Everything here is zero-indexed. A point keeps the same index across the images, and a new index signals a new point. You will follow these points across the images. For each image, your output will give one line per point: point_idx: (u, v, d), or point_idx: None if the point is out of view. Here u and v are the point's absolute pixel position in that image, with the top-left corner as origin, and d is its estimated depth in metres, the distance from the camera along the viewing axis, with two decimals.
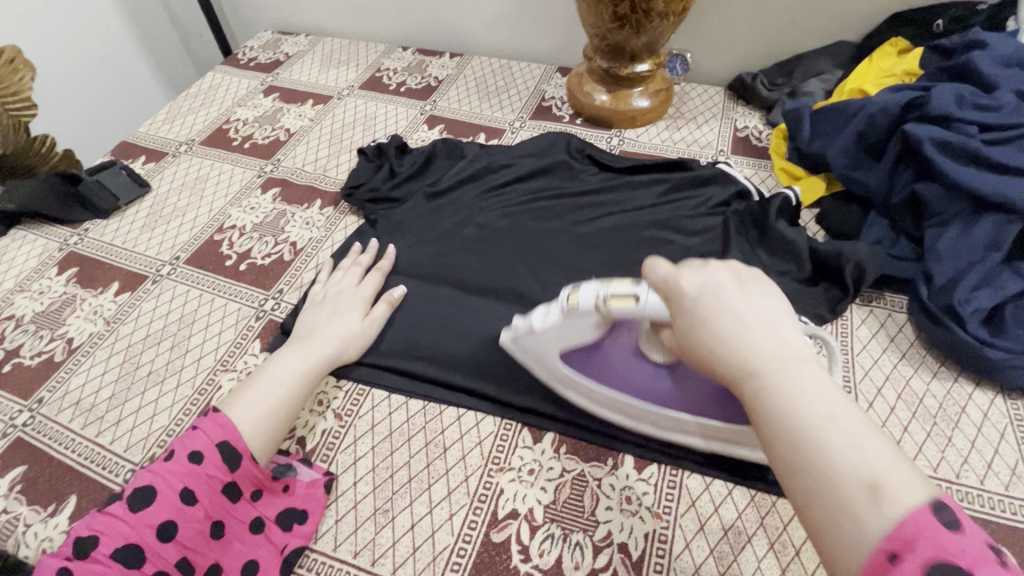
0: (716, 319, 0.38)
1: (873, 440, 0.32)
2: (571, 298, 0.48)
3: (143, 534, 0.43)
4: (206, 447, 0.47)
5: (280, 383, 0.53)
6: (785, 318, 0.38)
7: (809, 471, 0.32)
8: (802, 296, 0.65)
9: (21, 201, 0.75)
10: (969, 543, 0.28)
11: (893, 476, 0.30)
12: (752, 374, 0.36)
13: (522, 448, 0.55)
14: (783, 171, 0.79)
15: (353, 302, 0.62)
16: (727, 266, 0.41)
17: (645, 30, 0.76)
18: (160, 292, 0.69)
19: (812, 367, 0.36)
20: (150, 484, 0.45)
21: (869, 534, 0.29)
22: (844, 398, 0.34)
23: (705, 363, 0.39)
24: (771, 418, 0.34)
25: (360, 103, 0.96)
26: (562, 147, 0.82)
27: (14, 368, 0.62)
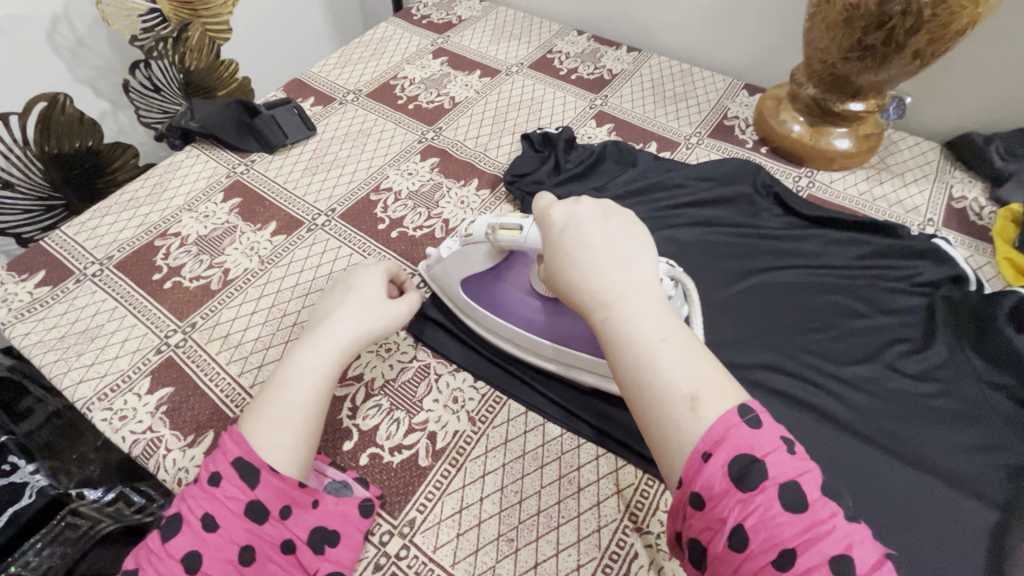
0: (578, 253, 0.42)
1: (696, 358, 0.35)
2: (467, 230, 0.55)
3: (168, 567, 0.39)
4: (223, 467, 0.43)
5: (297, 390, 0.47)
6: (640, 255, 0.42)
7: (644, 387, 0.35)
8: (1020, 421, 0.54)
9: (201, 119, 0.78)
10: (765, 437, 0.32)
11: (709, 387, 0.34)
12: (603, 303, 0.39)
13: (663, 512, 0.49)
14: (1008, 263, 0.67)
15: (370, 279, 0.56)
16: (600, 206, 0.45)
17: (889, 67, 0.65)
18: (314, 242, 0.68)
19: (655, 297, 0.39)
20: (177, 512, 0.41)
21: (688, 439, 0.32)
22: (677, 324, 0.37)
23: (568, 292, 0.42)
24: (613, 341, 0.37)
25: (528, 83, 0.91)
26: (747, 179, 0.74)
27: (173, 287, 0.63)
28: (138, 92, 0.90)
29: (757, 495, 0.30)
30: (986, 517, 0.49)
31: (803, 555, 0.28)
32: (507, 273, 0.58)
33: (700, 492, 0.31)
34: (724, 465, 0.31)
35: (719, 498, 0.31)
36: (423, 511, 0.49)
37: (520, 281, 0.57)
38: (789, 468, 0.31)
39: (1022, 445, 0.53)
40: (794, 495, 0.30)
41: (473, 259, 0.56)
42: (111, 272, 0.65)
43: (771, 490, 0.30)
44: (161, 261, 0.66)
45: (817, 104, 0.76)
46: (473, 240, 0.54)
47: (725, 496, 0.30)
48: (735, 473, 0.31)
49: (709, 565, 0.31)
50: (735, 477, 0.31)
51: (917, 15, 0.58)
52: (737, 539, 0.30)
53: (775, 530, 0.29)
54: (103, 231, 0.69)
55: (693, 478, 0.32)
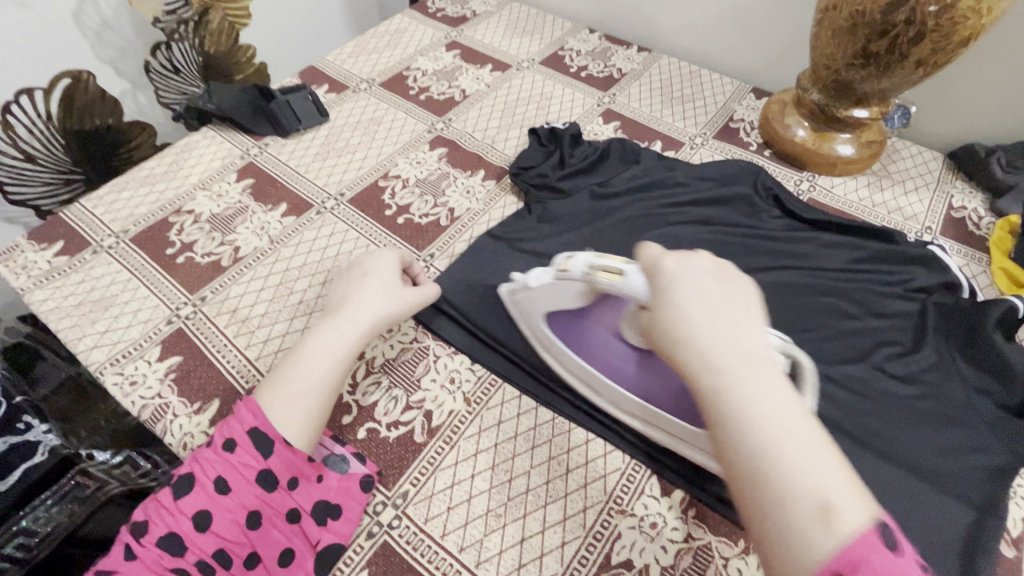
0: (686, 305, 0.36)
1: (828, 460, 0.31)
2: (563, 264, 0.51)
3: (180, 522, 0.43)
4: (237, 434, 0.46)
5: (317, 367, 0.50)
6: (754, 316, 0.36)
7: (760, 484, 0.30)
8: (1003, 427, 0.55)
9: (218, 102, 0.80)
10: (906, 565, 0.28)
11: (843, 500, 0.29)
12: (717, 371, 0.34)
13: (648, 496, 0.51)
14: (1003, 273, 0.68)
15: (386, 266, 0.58)
16: (713, 253, 0.40)
17: (892, 75, 0.66)
18: (322, 224, 0.70)
19: (771, 372, 0.34)
20: (189, 472, 0.45)
21: (816, 557, 0.28)
22: (802, 413, 0.32)
23: (664, 348, 0.37)
24: (729, 422, 0.32)
25: (538, 79, 0.92)
26: (748, 180, 0.75)
27: (185, 261, 0.66)
28: (158, 74, 0.92)
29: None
30: (963, 516, 0.50)
31: None
32: (596, 314, 0.54)
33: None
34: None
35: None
36: (416, 484, 0.51)
37: (608, 325, 0.53)
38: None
39: (1004, 450, 0.54)
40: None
41: (566, 296, 0.52)
42: (126, 245, 0.67)
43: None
44: (174, 236, 0.68)
45: (821, 109, 0.77)
46: (569, 275, 0.50)
47: None
48: None
49: None
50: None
51: (921, 24, 0.59)
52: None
53: None
54: (120, 205, 0.71)
55: None
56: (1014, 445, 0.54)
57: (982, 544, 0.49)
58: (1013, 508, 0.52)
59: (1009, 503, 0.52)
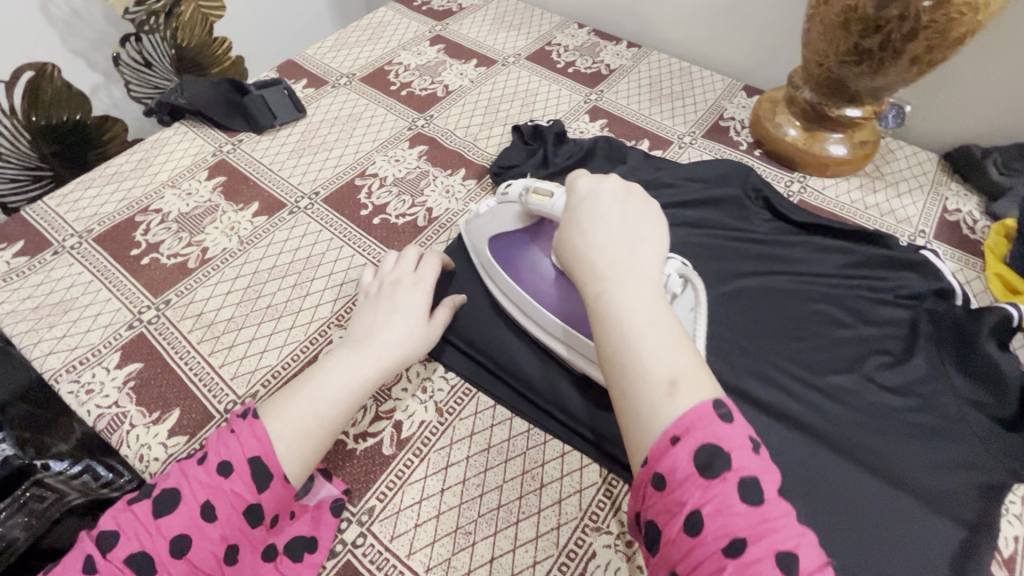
0: (589, 225, 0.44)
1: (680, 344, 0.36)
2: (504, 191, 0.58)
3: (156, 545, 0.39)
4: (236, 457, 0.42)
5: (326, 402, 0.47)
6: (647, 239, 0.44)
7: (622, 363, 0.36)
8: (994, 440, 0.54)
9: (191, 97, 0.77)
10: (734, 432, 0.33)
11: (687, 375, 0.35)
12: (601, 278, 0.40)
13: (625, 512, 0.49)
14: (997, 279, 0.66)
15: (416, 301, 0.55)
16: (625, 186, 0.47)
17: (886, 73, 0.64)
18: (294, 225, 0.68)
19: (649, 278, 0.40)
20: (176, 489, 0.41)
21: (660, 419, 0.33)
22: (667, 311, 0.38)
23: (569, 263, 0.44)
24: (603, 316, 0.38)
25: (524, 75, 0.90)
26: (737, 181, 0.73)
27: (150, 263, 0.63)
28: (127, 65, 0.87)
29: (717, 483, 0.31)
30: (953, 535, 0.48)
31: (752, 547, 0.29)
32: (534, 240, 0.58)
33: (664, 475, 0.32)
34: (691, 453, 0.32)
35: (682, 484, 0.31)
36: (383, 499, 0.49)
37: (544, 250, 0.57)
38: (750, 462, 0.32)
39: (997, 465, 0.52)
40: (753, 490, 0.31)
41: (504, 219, 0.58)
42: (89, 245, 0.64)
43: (732, 480, 0.31)
44: (140, 237, 0.65)
45: (813, 108, 0.74)
46: (509, 199, 0.57)
47: (686, 481, 0.31)
48: (700, 462, 0.31)
49: (663, 550, 0.32)
50: (699, 465, 0.31)
51: (915, 20, 0.57)
52: (693, 524, 0.30)
53: (730, 519, 0.30)
54: (85, 204, 0.68)
55: (658, 460, 0.32)
56: (1006, 460, 0.52)
57: (971, 565, 0.47)
58: (1005, 526, 0.50)
59: (1001, 521, 0.50)
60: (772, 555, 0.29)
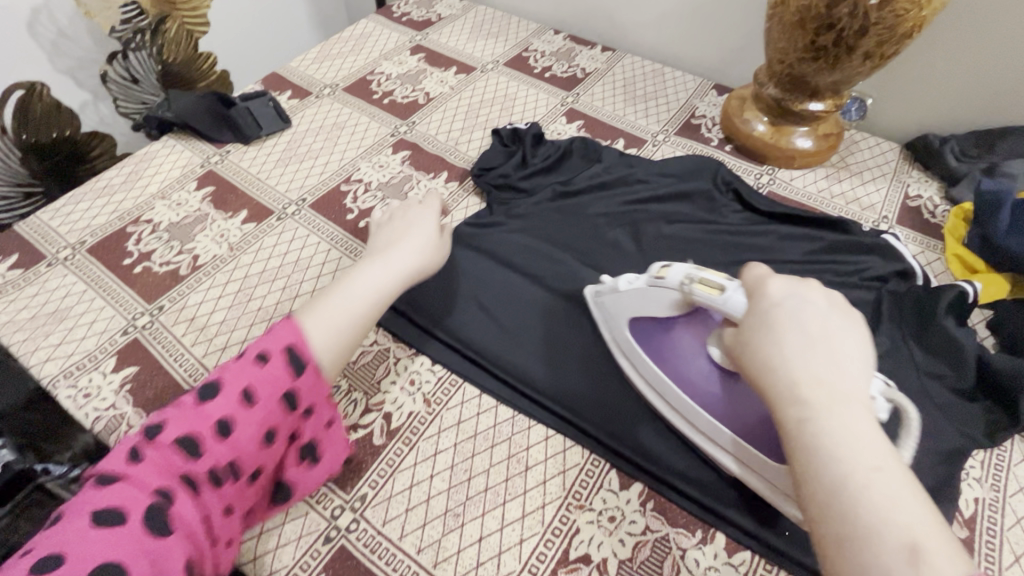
0: (781, 330, 0.37)
1: (919, 505, 0.30)
2: (660, 271, 0.51)
3: (202, 428, 0.41)
4: (273, 348, 0.45)
5: (358, 298, 0.51)
6: (859, 359, 0.36)
7: (842, 516, 0.30)
8: (953, 409, 0.57)
9: (178, 111, 0.79)
10: None
11: (942, 552, 0.27)
12: (802, 401, 0.34)
13: (606, 490, 0.51)
14: (956, 259, 0.69)
15: (426, 219, 0.60)
16: (827, 292, 0.40)
17: (843, 67, 0.67)
18: (283, 230, 0.70)
19: (867, 413, 0.34)
20: (216, 378, 0.43)
21: None
22: (894, 458, 0.32)
23: (755, 375, 0.37)
24: (810, 450, 0.32)
25: (502, 80, 0.93)
26: (708, 175, 0.76)
27: (143, 271, 0.65)
28: (115, 82, 0.89)
29: None
30: None
31: None
32: (685, 329, 0.52)
33: None
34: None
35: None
36: (375, 487, 0.51)
37: (697, 341, 0.51)
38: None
39: (956, 433, 0.55)
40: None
41: (656, 301, 0.52)
42: (82, 256, 0.66)
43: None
44: (132, 246, 0.67)
45: (777, 103, 0.78)
46: (665, 283, 0.51)
47: None
48: None
49: None
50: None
51: (864, 17, 0.61)
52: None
53: None
54: (77, 217, 0.70)
55: None
56: (964, 428, 0.55)
57: None
58: (965, 490, 0.53)
59: (962, 484, 0.53)
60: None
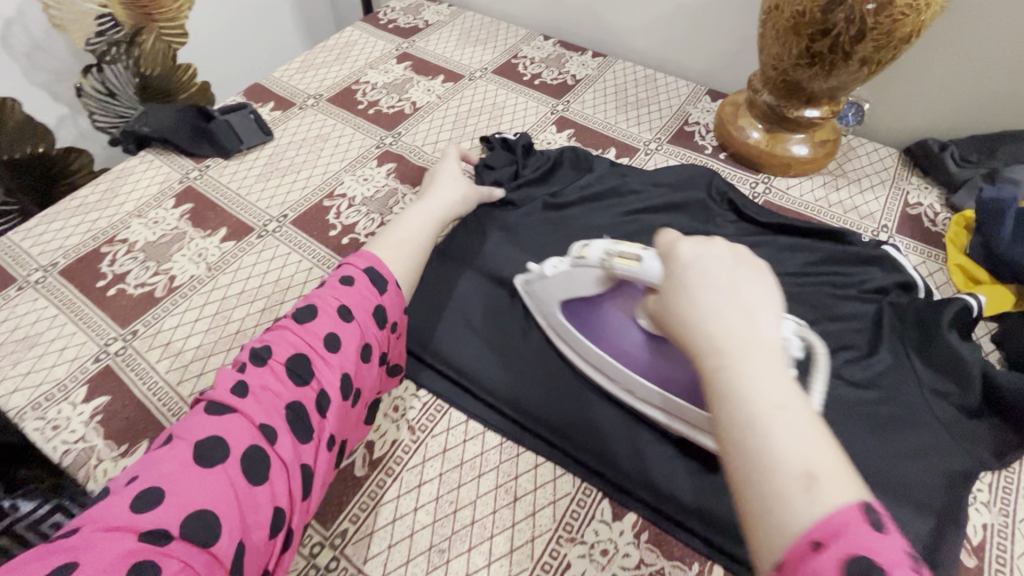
0: (696, 286, 0.37)
1: (818, 436, 0.31)
2: (580, 252, 0.53)
3: (308, 344, 0.46)
4: (354, 273, 0.51)
5: (409, 231, 0.59)
6: (768, 304, 0.37)
7: (750, 454, 0.31)
8: (958, 428, 0.55)
9: (155, 125, 0.77)
10: (891, 547, 0.27)
11: (834, 478, 0.29)
12: (718, 350, 0.34)
13: (598, 521, 0.49)
14: (958, 269, 0.67)
15: (450, 168, 0.68)
16: (732, 245, 0.40)
17: (838, 74, 0.65)
18: (263, 248, 0.68)
19: (774, 354, 0.34)
20: (311, 304, 0.48)
21: (794, 523, 0.28)
22: (800, 396, 0.33)
23: (675, 326, 0.38)
24: (721, 395, 0.33)
25: (491, 88, 0.91)
26: (702, 185, 0.74)
27: (117, 294, 0.63)
28: (91, 95, 0.87)
29: None
30: (923, 526, 0.49)
31: None
32: (612, 302, 0.54)
33: None
34: (837, 564, 0.26)
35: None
36: (356, 522, 0.48)
37: (625, 311, 0.53)
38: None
39: (963, 454, 0.53)
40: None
41: (580, 282, 0.54)
42: (54, 279, 0.64)
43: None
44: (106, 268, 0.65)
45: (772, 110, 0.76)
46: (586, 262, 0.52)
47: None
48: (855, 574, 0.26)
49: None
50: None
51: (861, 22, 0.59)
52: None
53: None
54: (50, 237, 0.68)
55: (796, 567, 0.27)
56: (970, 449, 0.53)
57: (939, 555, 0.47)
58: (973, 515, 0.51)
59: (969, 509, 0.51)
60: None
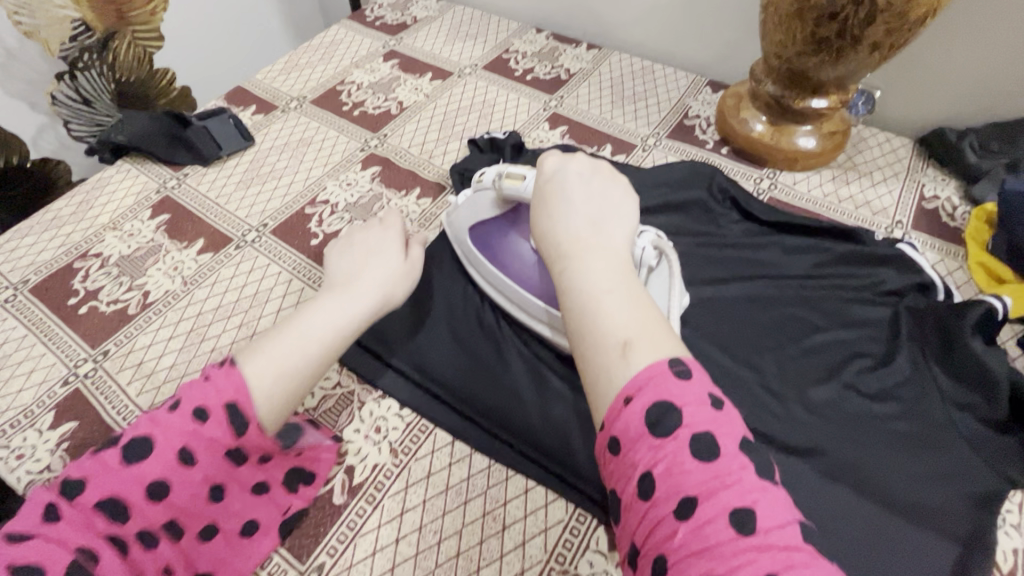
0: (553, 204, 0.42)
1: (641, 310, 0.34)
2: (479, 177, 0.58)
3: (132, 491, 0.36)
4: (211, 403, 0.39)
5: (315, 332, 0.45)
6: (617, 213, 0.41)
7: (583, 333, 0.34)
8: (984, 443, 0.50)
9: (129, 133, 0.74)
10: (692, 389, 0.30)
11: (647, 341, 0.32)
12: (564, 254, 0.38)
13: (593, 551, 0.46)
14: (980, 268, 0.63)
15: (390, 241, 0.56)
16: (590, 162, 0.45)
17: (847, 61, 0.61)
18: (241, 260, 0.65)
19: (615, 251, 0.38)
20: (147, 436, 0.37)
21: (613, 382, 0.31)
22: (634, 281, 0.36)
23: (538, 241, 0.42)
24: (564, 289, 0.37)
25: (481, 85, 0.87)
26: (703, 183, 0.70)
27: (89, 312, 0.60)
28: (64, 103, 0.87)
29: (670, 441, 0.29)
30: (947, 553, 0.45)
31: (704, 504, 0.27)
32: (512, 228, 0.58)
33: (617, 437, 0.30)
34: (643, 409, 0.30)
35: (632, 443, 0.29)
36: (333, 555, 0.45)
37: (522, 233, 0.57)
38: (703, 417, 0.29)
39: (990, 472, 0.49)
40: (706, 444, 0.28)
41: (482, 206, 0.58)
42: (24, 297, 0.61)
43: (683, 438, 0.29)
44: (78, 284, 0.62)
45: (776, 101, 0.71)
46: (484, 185, 0.57)
47: (639, 441, 0.29)
48: (653, 417, 0.29)
49: (622, 516, 0.30)
50: (649, 423, 0.29)
51: (870, 4, 0.54)
52: (645, 488, 0.29)
53: (681, 478, 0.28)
54: (22, 253, 0.65)
55: (614, 423, 0.30)
56: (999, 466, 0.49)
57: None
58: (1002, 538, 0.47)
59: (998, 532, 0.47)
60: (725, 512, 0.26)
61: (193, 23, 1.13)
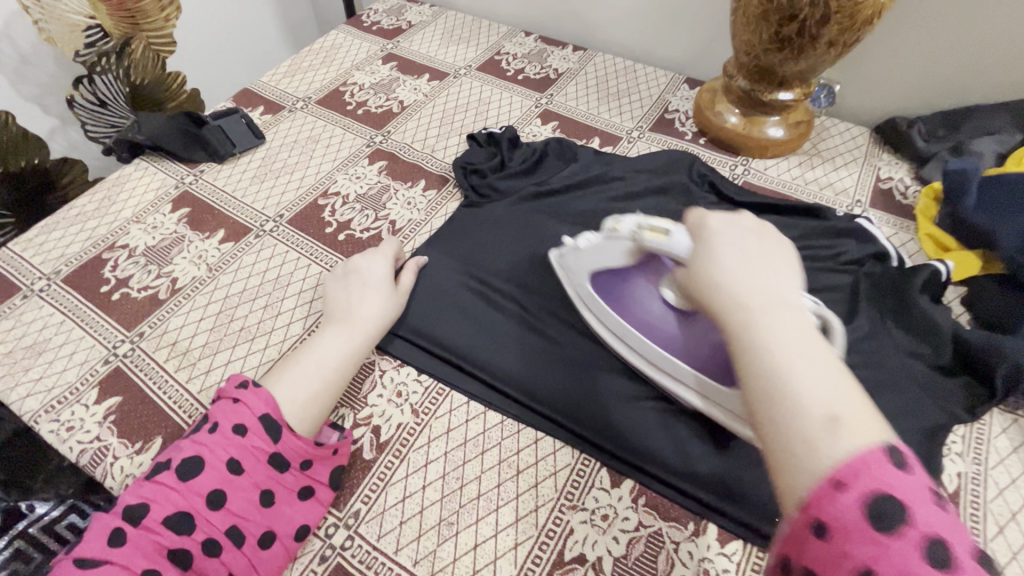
0: (721, 256, 0.40)
1: (843, 385, 0.32)
2: (613, 225, 0.56)
3: (193, 502, 0.43)
4: (249, 420, 0.47)
5: (327, 360, 0.54)
6: (792, 275, 0.39)
7: (778, 399, 0.32)
8: (934, 387, 0.58)
9: (148, 133, 0.78)
10: (914, 482, 0.28)
11: (854, 418, 0.30)
12: (743, 309, 0.36)
13: (598, 489, 0.52)
14: (929, 239, 0.70)
15: (381, 272, 0.62)
16: (756, 220, 0.43)
17: (808, 56, 0.68)
18: (261, 247, 0.70)
19: (799, 313, 0.36)
20: (198, 455, 0.45)
21: (822, 460, 0.29)
22: (825, 348, 0.34)
23: (700, 293, 0.40)
24: (747, 348, 0.34)
25: (476, 85, 0.93)
26: (684, 169, 0.77)
27: (121, 298, 0.64)
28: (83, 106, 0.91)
29: (894, 539, 0.26)
30: None
31: None
32: (640, 275, 0.57)
33: (826, 522, 0.27)
34: (862, 501, 0.27)
35: (849, 532, 0.27)
36: (368, 502, 0.51)
37: (655, 286, 0.56)
38: (932, 517, 0.27)
39: (938, 410, 0.56)
40: (941, 549, 0.26)
41: (611, 254, 0.57)
42: (58, 286, 0.65)
43: (913, 538, 0.26)
44: (109, 273, 0.66)
45: (748, 95, 0.79)
46: (619, 235, 0.55)
47: (856, 531, 0.27)
48: (876, 511, 0.27)
49: None
50: (871, 515, 0.27)
51: (824, 6, 0.62)
52: None
53: None
54: (51, 246, 0.69)
55: (822, 505, 0.28)
56: (946, 405, 0.56)
57: None
58: (948, 465, 0.54)
59: (944, 459, 0.54)
60: None
61: (194, 31, 1.18)
